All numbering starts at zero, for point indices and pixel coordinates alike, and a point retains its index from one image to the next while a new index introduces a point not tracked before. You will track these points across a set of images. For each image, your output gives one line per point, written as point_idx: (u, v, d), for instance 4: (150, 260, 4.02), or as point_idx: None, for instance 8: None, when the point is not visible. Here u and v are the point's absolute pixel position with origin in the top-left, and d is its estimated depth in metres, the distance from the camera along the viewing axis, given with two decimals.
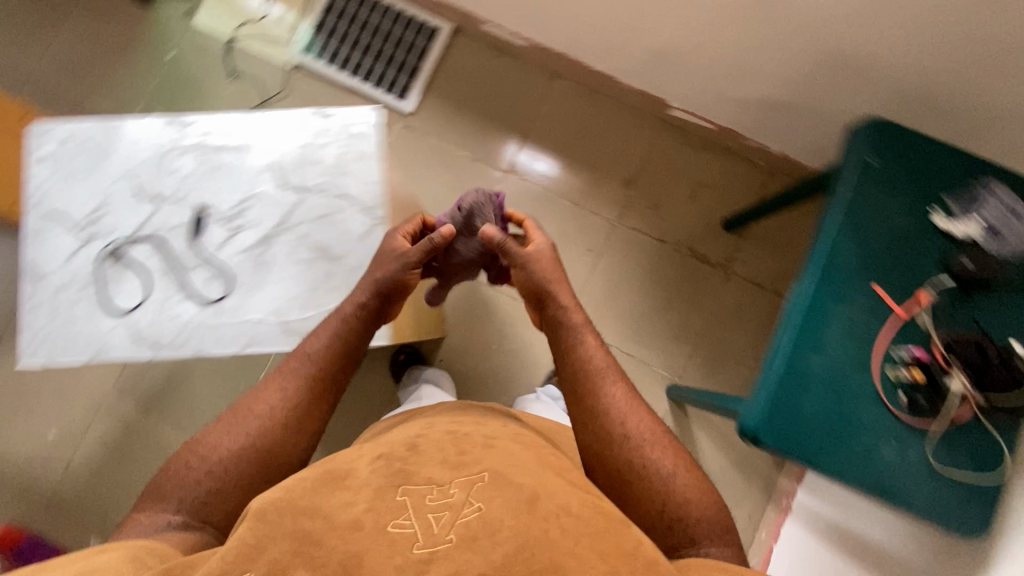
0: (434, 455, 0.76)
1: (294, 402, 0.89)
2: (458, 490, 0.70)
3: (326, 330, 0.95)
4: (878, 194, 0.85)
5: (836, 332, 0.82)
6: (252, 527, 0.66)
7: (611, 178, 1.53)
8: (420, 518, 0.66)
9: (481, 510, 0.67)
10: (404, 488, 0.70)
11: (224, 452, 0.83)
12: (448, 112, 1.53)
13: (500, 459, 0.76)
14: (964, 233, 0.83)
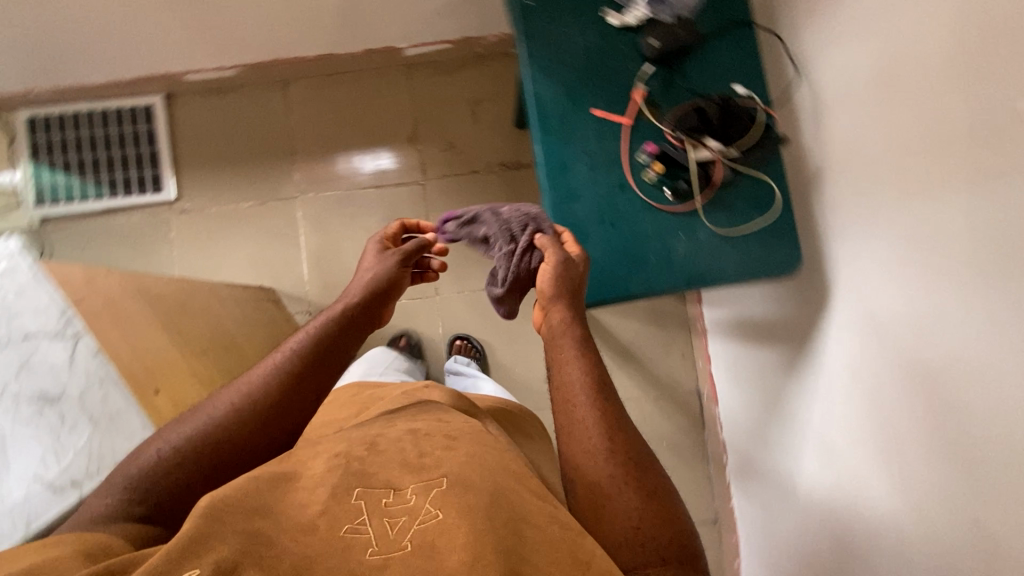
0: (393, 452, 0.67)
1: (280, 379, 0.71)
2: (417, 496, 0.60)
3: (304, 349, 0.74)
4: (552, 28, 0.85)
5: (587, 169, 0.83)
6: (209, 528, 0.52)
7: (395, 145, 1.48)
8: (375, 522, 0.57)
9: (438, 516, 0.57)
10: (361, 489, 0.60)
11: (166, 440, 0.66)
12: (200, 174, 1.45)
13: (468, 464, 0.64)
14: (638, 18, 0.83)
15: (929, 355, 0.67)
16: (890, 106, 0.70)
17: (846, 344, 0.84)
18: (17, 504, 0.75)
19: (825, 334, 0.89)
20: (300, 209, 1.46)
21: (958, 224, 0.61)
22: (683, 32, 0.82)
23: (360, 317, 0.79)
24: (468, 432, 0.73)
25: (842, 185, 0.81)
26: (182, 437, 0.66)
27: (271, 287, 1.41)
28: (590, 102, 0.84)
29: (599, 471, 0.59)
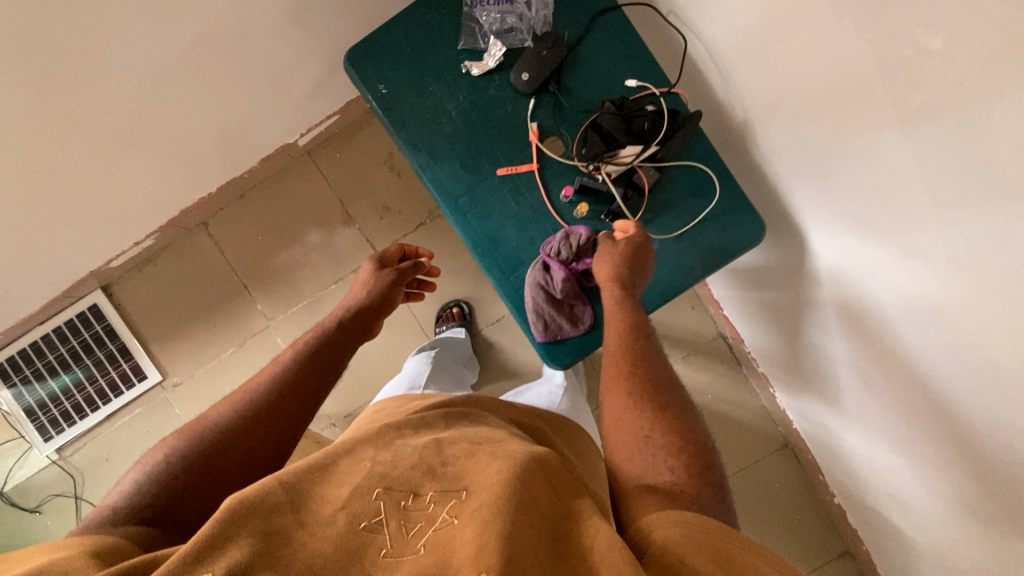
0: (416, 457, 0.55)
1: (281, 388, 0.71)
2: (437, 503, 0.50)
3: (299, 354, 0.76)
4: (419, 104, 0.78)
5: (517, 230, 0.78)
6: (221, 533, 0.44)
7: (335, 234, 1.41)
8: (393, 524, 0.48)
9: (456, 520, 0.48)
10: (382, 489, 0.50)
11: (173, 446, 0.62)
12: (181, 346, 1.44)
13: (487, 459, 0.53)
14: (497, 58, 0.76)
15: (931, 306, 0.60)
16: (789, 46, 0.64)
17: (840, 283, 0.78)
18: None
19: (812, 239, 0.79)
20: (278, 336, 1.43)
21: (908, 167, 0.55)
22: (548, 51, 0.75)
23: (351, 328, 0.82)
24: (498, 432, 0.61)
25: (777, 136, 0.74)
26: (192, 447, 0.62)
27: None
28: (490, 161, 0.78)
29: (644, 442, 0.54)
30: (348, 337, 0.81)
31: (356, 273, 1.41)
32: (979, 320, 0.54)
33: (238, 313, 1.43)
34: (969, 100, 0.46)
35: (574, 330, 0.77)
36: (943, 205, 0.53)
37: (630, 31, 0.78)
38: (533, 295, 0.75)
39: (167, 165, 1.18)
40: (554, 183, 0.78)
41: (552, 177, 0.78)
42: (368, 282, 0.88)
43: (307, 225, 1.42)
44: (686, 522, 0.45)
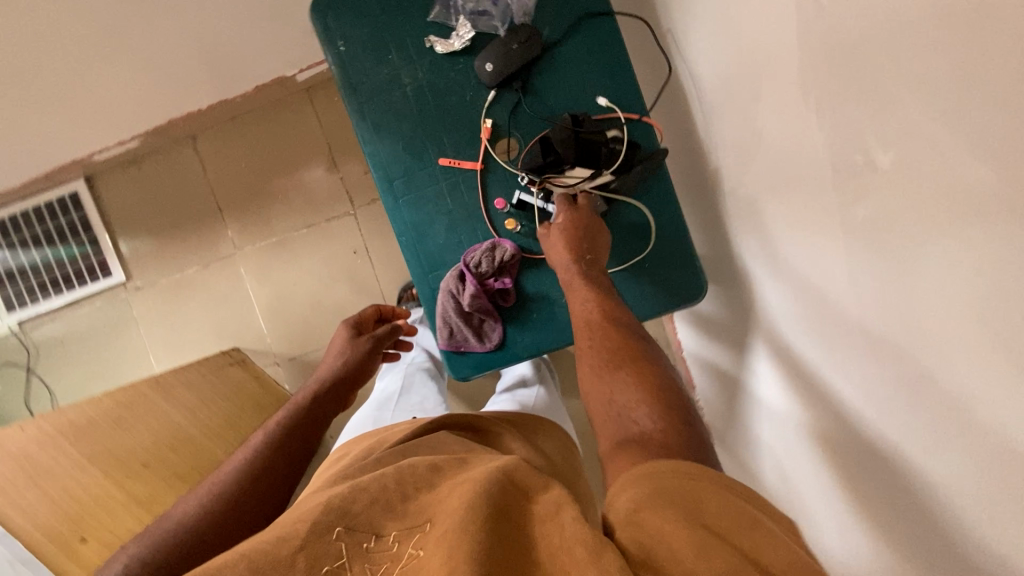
0: (376, 489, 0.52)
1: (254, 457, 0.66)
2: (400, 541, 0.48)
3: (268, 428, 0.70)
4: (374, 72, 0.72)
5: (447, 230, 0.74)
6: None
7: (316, 178, 1.40)
8: (357, 569, 0.46)
9: (422, 555, 0.45)
10: (340, 528, 0.48)
11: (134, 551, 0.57)
12: (149, 253, 1.46)
13: (448, 493, 0.50)
14: (464, 40, 0.70)
15: (852, 411, 0.53)
16: (757, 105, 0.56)
17: (762, 288, 0.69)
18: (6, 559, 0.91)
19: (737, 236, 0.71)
20: (242, 265, 1.44)
21: (828, 197, 0.48)
22: (519, 45, 0.68)
23: (330, 396, 0.76)
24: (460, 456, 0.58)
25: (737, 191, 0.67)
26: (153, 548, 0.56)
27: (236, 347, 1.43)
28: (436, 151, 0.73)
29: (614, 408, 0.48)
30: (324, 400, 0.75)
31: (328, 221, 1.41)
32: (896, 455, 0.47)
33: (208, 235, 1.44)
34: (909, 235, 0.39)
35: (480, 346, 0.74)
36: (878, 315, 0.45)
37: (614, 44, 0.71)
38: (444, 302, 0.73)
39: (153, 77, 1.16)
40: (498, 188, 0.73)
41: (493, 182, 0.73)
42: (350, 347, 0.81)
43: (291, 163, 1.40)
44: (655, 472, 0.41)
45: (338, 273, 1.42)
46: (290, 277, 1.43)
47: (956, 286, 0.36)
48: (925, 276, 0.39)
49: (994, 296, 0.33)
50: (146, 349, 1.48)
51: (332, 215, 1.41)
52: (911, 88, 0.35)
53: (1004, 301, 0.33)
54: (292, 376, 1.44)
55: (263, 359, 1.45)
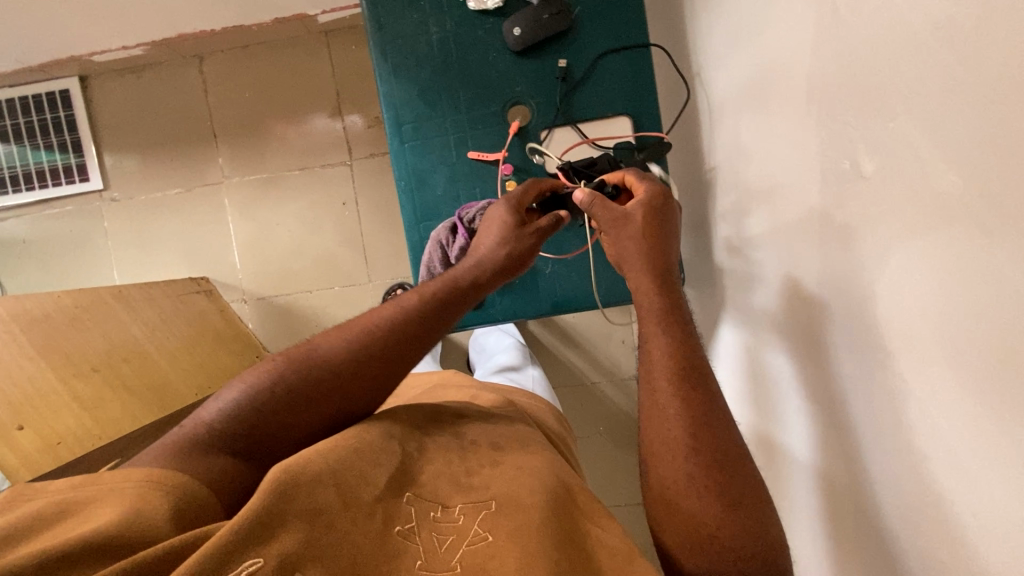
0: (439, 464, 0.52)
1: (351, 363, 0.53)
2: (465, 515, 0.48)
3: (374, 324, 0.56)
4: (404, 15, 0.73)
5: (446, 181, 0.75)
6: (269, 495, 0.41)
7: (318, 122, 1.39)
8: (424, 537, 0.45)
9: (491, 540, 0.45)
10: (410, 494, 0.48)
11: (226, 401, 0.50)
12: (133, 166, 1.41)
13: (517, 478, 0.51)
14: (498, 0, 0.71)
15: (804, 427, 0.58)
16: (763, 113, 0.59)
17: (751, 234, 0.67)
18: None
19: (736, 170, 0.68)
20: (226, 196, 1.41)
21: (816, 173, 0.50)
22: (550, 16, 0.70)
23: (439, 316, 0.58)
24: (514, 433, 0.59)
25: (727, 205, 0.72)
26: (233, 410, 0.50)
27: (206, 277, 1.41)
28: (450, 103, 0.74)
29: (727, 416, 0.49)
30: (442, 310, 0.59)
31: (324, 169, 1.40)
32: (869, 407, 0.47)
33: (198, 159, 1.41)
34: (870, 256, 0.44)
35: None
36: (832, 338, 0.51)
37: (641, 35, 0.72)
38: (431, 250, 0.74)
39: None
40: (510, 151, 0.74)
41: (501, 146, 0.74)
42: (504, 242, 0.62)
43: (296, 103, 1.39)
44: None
45: (323, 222, 1.41)
46: (274, 216, 1.41)
47: (903, 306, 0.41)
48: (889, 290, 0.42)
49: (927, 328, 0.39)
50: (111, 264, 1.44)
51: (329, 163, 1.40)
52: (907, 100, 0.38)
53: (940, 316, 0.38)
54: (257, 316, 1.42)
55: (231, 294, 1.43)
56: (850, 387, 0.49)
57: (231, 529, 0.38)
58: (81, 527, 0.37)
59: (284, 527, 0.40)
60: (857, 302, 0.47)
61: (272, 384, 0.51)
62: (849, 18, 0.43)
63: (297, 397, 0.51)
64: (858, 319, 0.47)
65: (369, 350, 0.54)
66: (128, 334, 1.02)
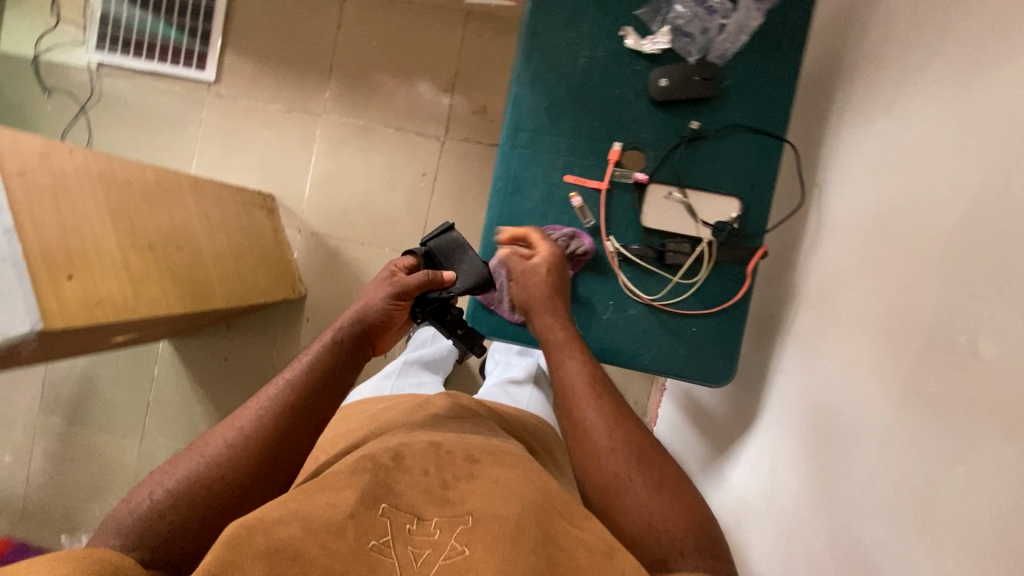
0: (417, 474, 0.56)
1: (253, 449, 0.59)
2: (442, 530, 0.51)
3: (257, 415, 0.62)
4: (559, 31, 0.73)
5: (539, 198, 0.75)
6: (222, 557, 0.45)
7: (429, 92, 1.42)
8: (400, 551, 0.49)
9: (467, 555, 0.49)
10: (386, 506, 0.52)
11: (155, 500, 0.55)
12: (246, 70, 1.46)
13: (494, 493, 0.54)
14: (656, 48, 0.71)
15: (833, 566, 0.56)
16: (875, 248, 0.59)
17: (817, 359, 0.66)
18: None
19: (824, 292, 0.67)
20: (319, 127, 1.45)
21: (922, 331, 0.50)
22: (701, 80, 0.70)
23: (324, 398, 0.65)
24: (498, 450, 0.62)
25: (804, 320, 0.71)
26: (173, 501, 0.55)
27: (273, 194, 1.45)
28: (570, 127, 0.74)
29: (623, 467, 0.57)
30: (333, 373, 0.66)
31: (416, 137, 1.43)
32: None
33: (306, 84, 1.45)
34: (978, 424, 0.43)
35: (507, 312, 0.78)
36: (897, 486, 0.50)
37: (779, 128, 0.71)
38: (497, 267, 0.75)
39: None
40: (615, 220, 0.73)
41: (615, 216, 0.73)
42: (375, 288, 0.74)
43: (416, 66, 1.42)
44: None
45: (396, 184, 1.44)
46: (356, 162, 1.45)
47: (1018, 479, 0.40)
48: (977, 471, 0.43)
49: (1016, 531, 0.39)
50: (193, 152, 1.49)
51: (423, 133, 1.43)
52: None
53: None
54: (305, 247, 1.46)
55: (289, 218, 1.46)
56: (899, 553, 0.48)
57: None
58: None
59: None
60: (926, 464, 0.47)
61: (168, 493, 0.56)
62: (1021, 197, 0.43)
63: (196, 499, 0.56)
64: (939, 479, 0.46)
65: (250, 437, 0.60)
66: (187, 223, 1.06)
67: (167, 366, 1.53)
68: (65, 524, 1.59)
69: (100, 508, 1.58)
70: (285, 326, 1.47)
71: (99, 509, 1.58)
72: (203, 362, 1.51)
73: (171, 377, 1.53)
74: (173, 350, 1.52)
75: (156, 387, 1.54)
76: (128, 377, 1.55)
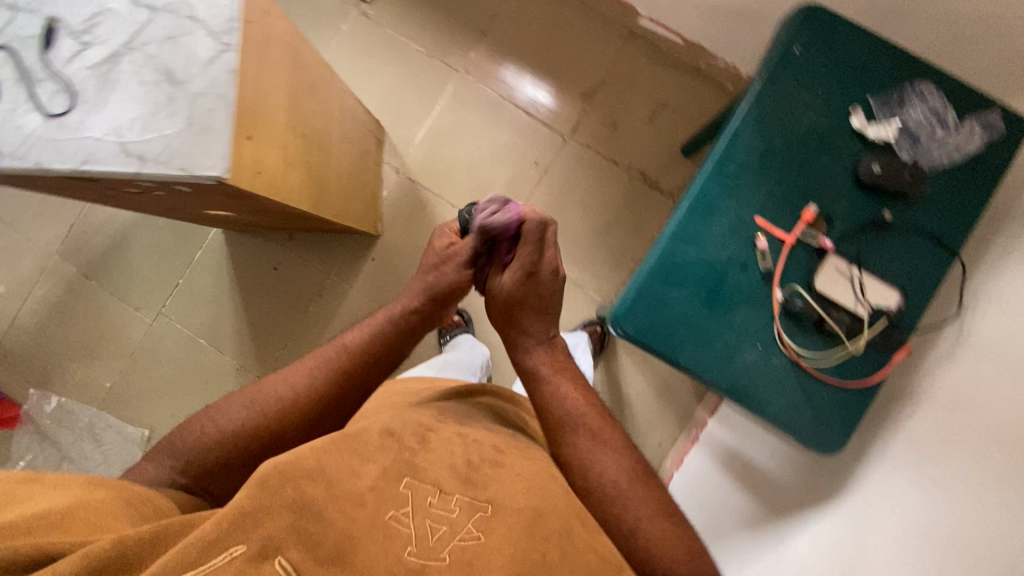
0: (442, 456, 0.57)
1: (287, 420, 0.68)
2: (460, 509, 0.53)
3: (294, 383, 0.70)
4: (796, 88, 0.78)
5: (725, 229, 0.78)
6: (252, 496, 0.49)
7: (568, 90, 1.45)
8: (417, 522, 0.51)
9: (481, 541, 0.51)
10: (409, 481, 0.54)
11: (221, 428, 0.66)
12: (402, 2, 1.46)
13: (513, 485, 0.56)
14: (879, 135, 0.76)
15: None
16: None
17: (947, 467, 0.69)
18: None
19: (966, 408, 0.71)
20: (452, 82, 1.45)
21: None
22: (908, 178, 0.76)
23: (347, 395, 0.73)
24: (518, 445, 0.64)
25: (923, 420, 0.77)
26: (226, 441, 0.66)
27: (385, 128, 1.44)
28: (774, 176, 0.78)
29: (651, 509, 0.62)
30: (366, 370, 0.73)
31: (540, 126, 1.45)
32: None
33: (455, 38, 1.46)
34: None
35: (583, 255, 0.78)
36: None
37: (957, 244, 0.77)
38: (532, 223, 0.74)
39: None
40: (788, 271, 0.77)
41: (788, 267, 0.77)
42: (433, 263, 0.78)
43: (565, 61, 1.45)
44: None
45: (505, 163, 1.45)
46: (475, 127, 1.45)
47: None
48: None
49: None
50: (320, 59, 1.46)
51: (548, 125, 1.45)
52: None
53: None
54: (397, 189, 1.44)
55: (390, 156, 1.45)
56: None
57: (216, 524, 0.47)
58: (18, 511, 0.47)
59: (269, 520, 0.48)
60: None
61: (213, 436, 0.66)
62: None
63: (236, 448, 0.66)
64: None
65: (295, 399, 0.69)
66: (328, 126, 1.04)
67: (212, 253, 1.47)
68: (37, 375, 1.48)
69: (82, 373, 1.48)
70: (347, 258, 1.45)
71: (81, 373, 1.48)
72: (251, 262, 1.46)
73: (211, 267, 1.47)
74: (224, 240, 1.47)
75: (191, 270, 1.47)
76: (167, 251, 1.48)
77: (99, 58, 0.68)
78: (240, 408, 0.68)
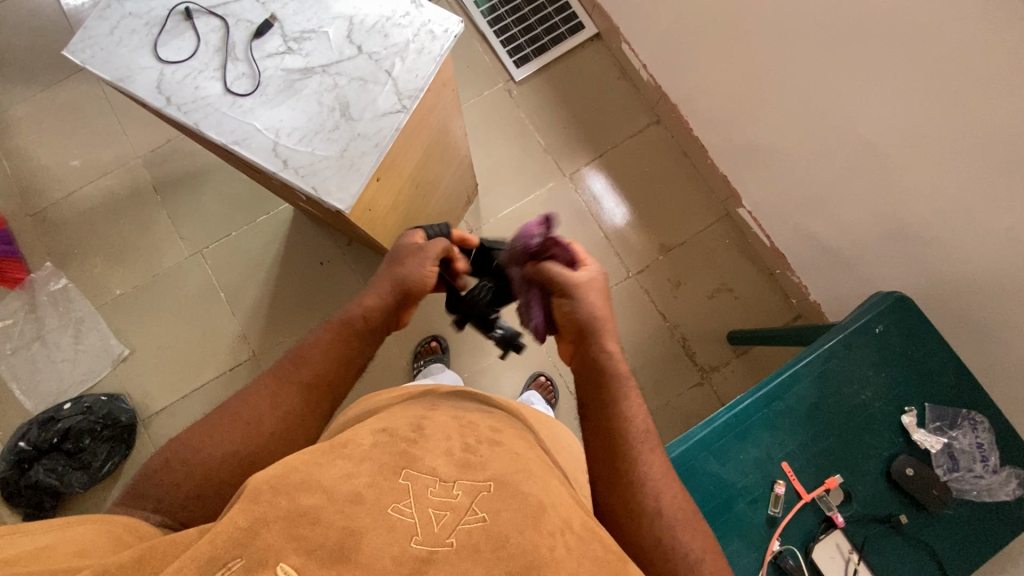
0: (439, 439, 0.48)
1: (254, 426, 0.62)
2: (462, 491, 0.42)
3: (254, 401, 0.64)
4: (863, 363, 0.82)
5: (751, 461, 0.79)
6: (244, 511, 0.39)
7: (650, 236, 1.52)
8: (422, 511, 0.40)
9: (489, 524, 0.40)
10: (408, 471, 0.43)
11: (192, 473, 0.59)
12: (545, 96, 1.58)
13: (513, 466, 0.47)
14: (924, 441, 0.79)
15: None
16: None
17: None
18: (140, 68, 0.75)
19: None
20: (554, 181, 1.54)
21: None
22: (938, 494, 0.77)
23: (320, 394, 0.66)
24: (510, 429, 0.57)
25: None
26: (200, 478, 0.58)
27: (478, 191, 1.51)
28: (813, 430, 0.80)
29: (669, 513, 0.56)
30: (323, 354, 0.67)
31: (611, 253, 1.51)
32: None
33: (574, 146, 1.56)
34: None
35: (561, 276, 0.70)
36: None
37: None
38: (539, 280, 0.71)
39: (727, 98, 1.31)
40: (793, 526, 0.78)
41: (793, 522, 0.78)
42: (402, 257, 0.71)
43: (657, 210, 1.53)
44: None
45: None
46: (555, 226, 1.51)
47: None
48: None
49: None
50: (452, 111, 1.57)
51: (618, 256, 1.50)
52: None
53: None
54: None
55: (471, 215, 1.51)
56: None
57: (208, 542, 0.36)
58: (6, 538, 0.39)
59: (267, 532, 0.37)
60: None
61: (180, 472, 0.58)
62: None
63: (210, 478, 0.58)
64: None
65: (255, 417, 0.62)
66: (438, 181, 1.09)
67: (272, 222, 1.52)
68: (61, 251, 1.50)
69: (100, 270, 1.50)
70: None
71: (99, 270, 1.50)
72: (303, 248, 1.50)
73: (266, 233, 1.51)
74: (289, 215, 1.52)
75: (247, 228, 1.51)
76: (235, 201, 1.53)
77: (294, 66, 0.75)
78: (202, 441, 0.60)
